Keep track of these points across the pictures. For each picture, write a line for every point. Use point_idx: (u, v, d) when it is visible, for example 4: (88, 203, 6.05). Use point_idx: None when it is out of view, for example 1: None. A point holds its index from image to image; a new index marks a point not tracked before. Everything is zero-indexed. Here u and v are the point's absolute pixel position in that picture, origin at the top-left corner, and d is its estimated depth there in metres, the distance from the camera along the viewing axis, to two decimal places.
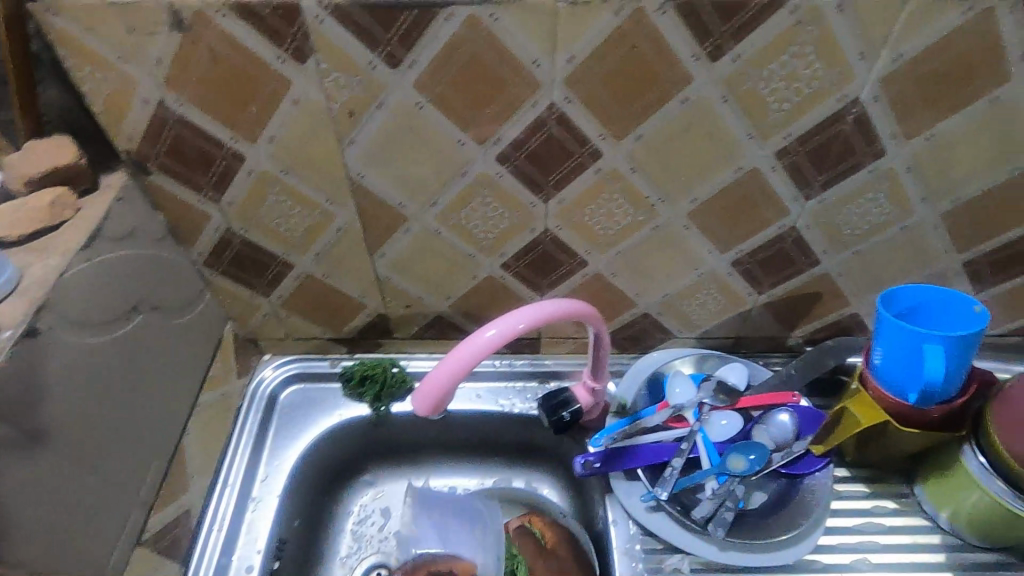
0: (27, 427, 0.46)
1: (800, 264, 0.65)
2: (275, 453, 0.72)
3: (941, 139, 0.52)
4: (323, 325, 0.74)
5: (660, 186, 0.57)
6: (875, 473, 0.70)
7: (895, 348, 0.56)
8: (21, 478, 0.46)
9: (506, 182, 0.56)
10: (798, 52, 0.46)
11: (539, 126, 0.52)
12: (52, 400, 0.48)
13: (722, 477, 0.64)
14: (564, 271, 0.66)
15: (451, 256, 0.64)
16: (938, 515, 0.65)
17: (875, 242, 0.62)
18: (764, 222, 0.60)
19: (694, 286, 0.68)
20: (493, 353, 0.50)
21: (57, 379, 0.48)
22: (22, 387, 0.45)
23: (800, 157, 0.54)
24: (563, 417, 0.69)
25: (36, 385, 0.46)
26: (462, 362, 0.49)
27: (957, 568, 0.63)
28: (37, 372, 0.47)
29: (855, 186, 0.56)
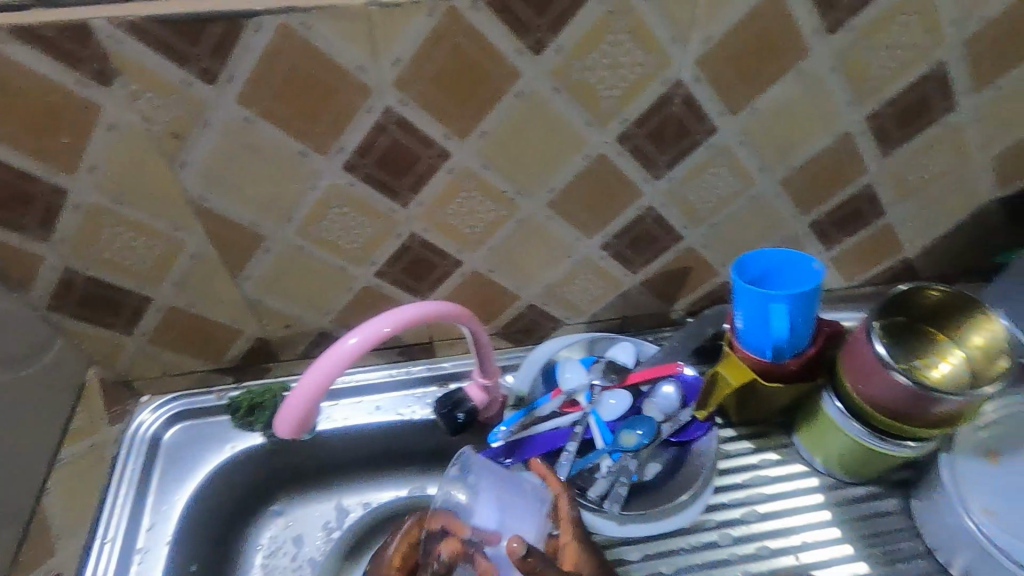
0: None
1: (665, 241, 0.68)
2: (161, 498, 0.68)
3: (763, 112, 0.56)
4: (201, 357, 0.71)
5: (515, 180, 0.58)
6: (759, 428, 0.74)
7: (750, 312, 0.59)
8: None
9: (360, 190, 0.55)
10: (614, 40, 0.48)
11: (379, 132, 0.51)
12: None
13: (615, 455, 0.67)
14: (440, 273, 0.66)
15: (321, 270, 0.63)
16: (814, 460, 0.70)
17: (728, 213, 0.66)
18: (623, 205, 0.62)
19: (572, 273, 0.70)
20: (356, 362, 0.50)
21: None
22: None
23: (641, 140, 0.56)
24: (458, 417, 0.69)
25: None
26: (319, 379, 0.50)
27: (835, 505, 0.68)
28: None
29: (697, 162, 0.59)
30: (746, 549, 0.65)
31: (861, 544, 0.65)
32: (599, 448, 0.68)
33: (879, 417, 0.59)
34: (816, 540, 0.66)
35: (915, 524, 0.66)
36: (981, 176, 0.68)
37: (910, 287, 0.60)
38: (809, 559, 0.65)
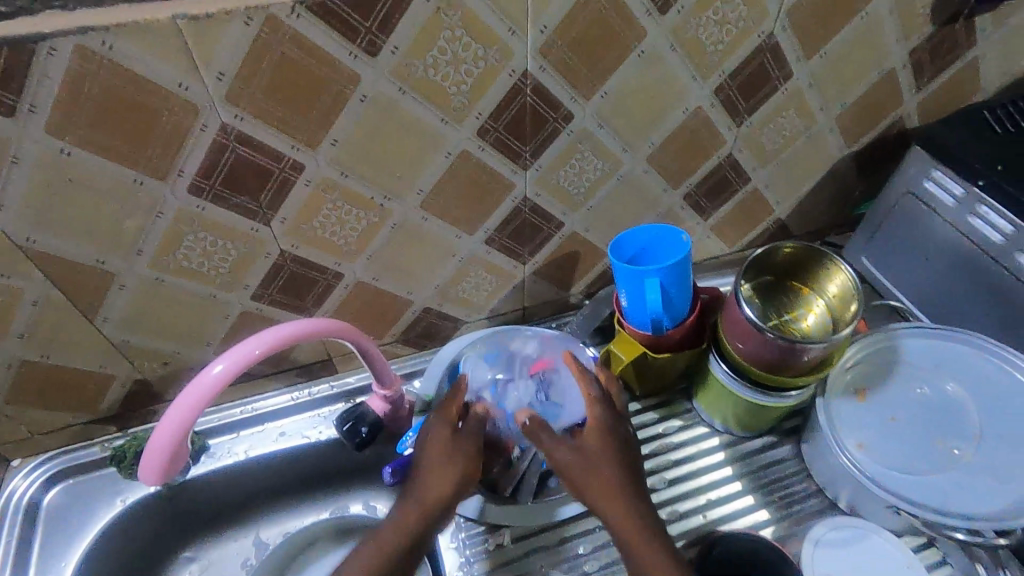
0: None
1: (547, 229, 0.69)
2: (47, 568, 0.63)
3: (614, 94, 0.58)
4: (72, 409, 0.65)
5: (380, 185, 0.57)
6: (662, 398, 0.77)
7: (630, 291, 0.61)
8: None
9: (213, 213, 0.53)
10: (450, 35, 0.48)
11: (220, 150, 0.49)
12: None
13: (524, 446, 0.69)
14: (322, 287, 0.64)
15: (190, 300, 0.59)
16: (713, 420, 0.73)
17: (601, 195, 0.68)
18: (496, 198, 0.63)
19: (460, 270, 0.69)
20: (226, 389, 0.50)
21: None
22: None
23: (500, 133, 0.57)
24: (361, 433, 0.67)
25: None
26: (170, 435, 0.51)
27: (736, 460, 0.72)
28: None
29: (560, 148, 0.61)
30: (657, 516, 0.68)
31: (760, 493, 0.69)
32: (507, 440, 0.69)
33: (759, 372, 0.63)
34: (720, 496, 0.69)
35: (806, 466, 0.70)
36: (826, 135, 0.73)
37: (767, 250, 0.63)
38: (715, 516, 0.68)
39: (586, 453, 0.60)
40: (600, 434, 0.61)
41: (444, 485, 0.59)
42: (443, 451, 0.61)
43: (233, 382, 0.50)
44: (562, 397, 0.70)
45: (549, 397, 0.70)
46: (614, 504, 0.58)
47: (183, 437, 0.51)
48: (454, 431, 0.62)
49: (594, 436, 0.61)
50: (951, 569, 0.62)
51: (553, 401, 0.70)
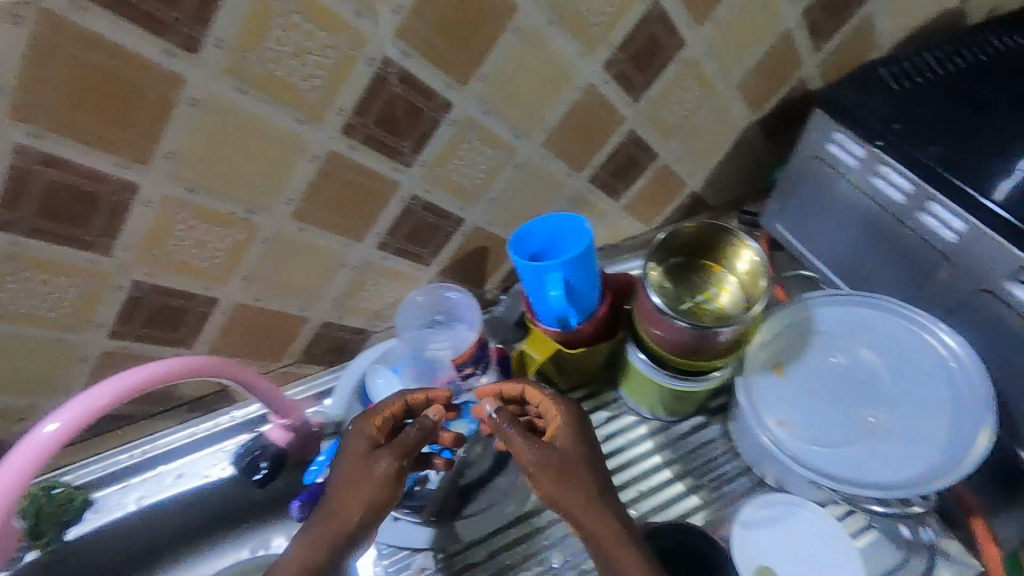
0: None
1: (446, 227, 0.64)
2: None
3: (494, 76, 0.53)
4: None
5: (238, 199, 0.50)
6: (588, 390, 0.74)
7: (535, 288, 0.57)
8: None
9: (33, 249, 0.45)
10: (286, 22, 0.41)
11: (22, 176, 0.41)
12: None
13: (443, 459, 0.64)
14: (195, 316, 0.57)
15: (31, 347, 0.52)
16: (640, 408, 0.71)
17: (500, 186, 0.63)
18: (381, 200, 0.57)
19: (356, 280, 0.64)
20: (60, 448, 0.47)
21: None
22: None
23: (370, 129, 0.51)
24: (262, 471, 0.63)
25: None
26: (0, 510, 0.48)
27: (665, 447, 0.70)
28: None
29: (444, 140, 0.55)
30: None
31: (690, 479, 0.68)
32: None
33: (677, 358, 0.61)
34: (650, 486, 0.68)
35: (733, 445, 0.69)
36: (730, 104, 0.71)
37: (670, 230, 0.61)
38: (645, 508, 0.67)
39: (542, 454, 0.53)
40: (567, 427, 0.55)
41: (366, 493, 0.50)
42: (360, 463, 0.52)
43: (67, 441, 0.47)
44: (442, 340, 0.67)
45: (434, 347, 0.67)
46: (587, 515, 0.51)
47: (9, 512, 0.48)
48: (381, 445, 0.53)
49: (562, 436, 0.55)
50: (876, 532, 0.62)
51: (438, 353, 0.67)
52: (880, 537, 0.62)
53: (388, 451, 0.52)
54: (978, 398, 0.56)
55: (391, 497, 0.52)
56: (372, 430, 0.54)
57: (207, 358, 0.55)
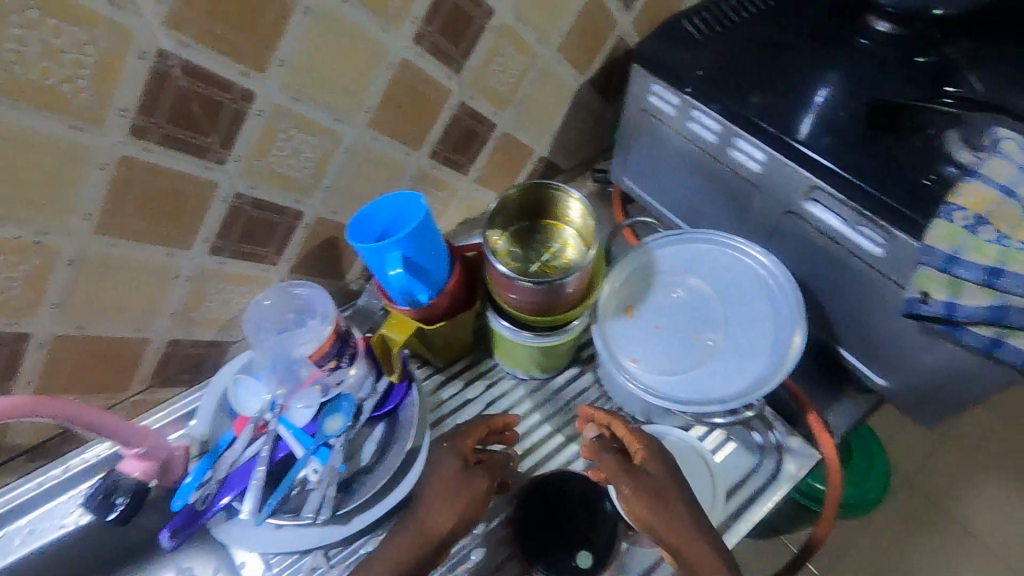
0: None
1: (285, 222, 0.62)
2: None
3: (293, 61, 0.51)
4: None
5: (25, 220, 0.46)
6: (465, 363, 0.75)
7: (379, 269, 0.57)
8: None
9: None
10: (25, 19, 0.39)
11: None
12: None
13: (321, 456, 0.62)
14: (7, 355, 0.52)
15: None
16: (516, 371, 0.73)
17: (334, 172, 0.62)
18: (200, 202, 0.54)
19: (195, 291, 0.60)
20: None
21: None
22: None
23: (164, 128, 0.48)
24: (117, 502, 0.57)
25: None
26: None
27: (543, 402, 0.73)
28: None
29: (257, 132, 0.53)
30: None
31: (569, 429, 0.71)
32: (301, 457, 0.62)
33: (535, 316, 0.63)
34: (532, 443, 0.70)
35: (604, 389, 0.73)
36: (556, 67, 0.73)
37: (501, 198, 0.63)
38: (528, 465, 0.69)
39: (649, 479, 0.58)
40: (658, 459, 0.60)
41: (445, 512, 0.57)
42: (458, 476, 0.59)
43: None
44: (294, 343, 0.64)
45: (289, 350, 0.64)
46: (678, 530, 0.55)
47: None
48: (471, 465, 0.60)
49: (653, 462, 0.60)
50: (735, 443, 0.68)
51: (292, 355, 0.64)
52: (738, 447, 0.68)
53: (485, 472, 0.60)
54: (790, 305, 0.63)
55: (469, 516, 0.58)
56: (466, 448, 0.61)
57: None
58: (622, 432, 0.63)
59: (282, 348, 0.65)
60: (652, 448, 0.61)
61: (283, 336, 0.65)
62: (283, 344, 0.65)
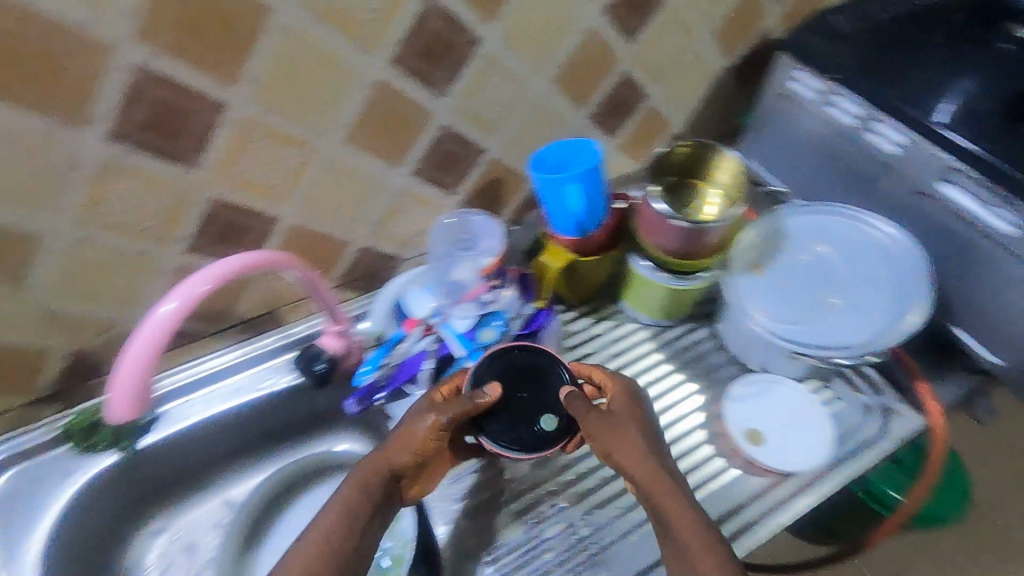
0: None
1: (468, 157, 0.73)
2: (11, 550, 0.63)
3: (513, 16, 0.62)
4: (10, 391, 0.64)
5: (303, 122, 0.58)
6: (592, 304, 0.84)
7: (553, 201, 0.67)
8: None
9: (136, 161, 0.52)
10: None
11: (138, 94, 0.49)
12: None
13: (477, 357, 0.73)
14: (258, 234, 0.65)
15: (122, 260, 0.59)
16: (639, 316, 0.82)
17: (515, 119, 0.73)
18: (418, 127, 0.66)
19: (391, 206, 0.72)
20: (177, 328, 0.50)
21: None
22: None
23: (412, 60, 0.60)
24: (317, 369, 0.71)
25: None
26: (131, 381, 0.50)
27: (661, 347, 0.81)
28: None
29: (471, 73, 0.65)
30: None
31: (686, 371, 0.79)
32: (460, 357, 0.72)
33: (673, 261, 0.72)
34: (653, 378, 0.78)
35: (719, 341, 0.81)
36: (707, 48, 0.82)
37: (663, 152, 0.72)
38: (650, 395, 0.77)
39: (614, 419, 0.60)
40: (623, 396, 0.63)
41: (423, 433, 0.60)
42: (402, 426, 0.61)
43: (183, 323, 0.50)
44: (464, 267, 0.77)
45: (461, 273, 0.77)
46: (646, 465, 0.57)
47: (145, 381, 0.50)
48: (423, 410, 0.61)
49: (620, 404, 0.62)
50: (842, 402, 0.74)
51: (461, 277, 0.77)
52: (846, 407, 0.74)
53: (451, 411, 0.60)
54: (914, 271, 0.69)
55: (428, 449, 0.60)
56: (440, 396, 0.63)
57: (270, 253, 0.57)
58: (598, 376, 0.66)
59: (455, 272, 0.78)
60: (625, 390, 0.64)
61: (454, 264, 0.78)
62: (456, 268, 0.78)
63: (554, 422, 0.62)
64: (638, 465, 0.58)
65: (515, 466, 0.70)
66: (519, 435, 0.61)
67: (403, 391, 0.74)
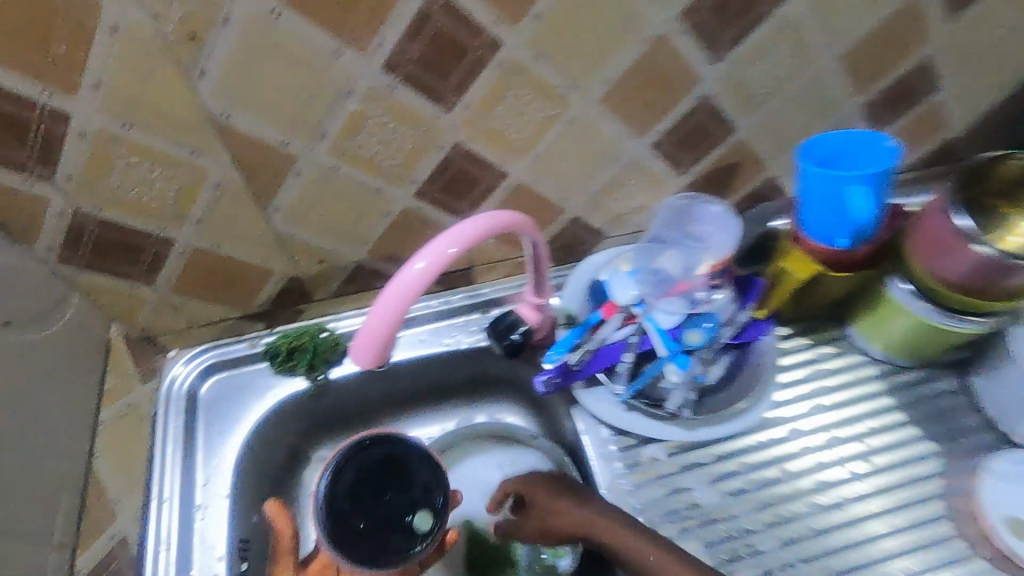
0: None
1: (717, 135, 0.64)
2: (210, 452, 0.65)
3: None
4: (230, 303, 0.66)
5: (567, 73, 0.52)
6: (811, 324, 0.72)
7: (818, 198, 0.57)
8: None
9: (400, 95, 0.49)
10: None
11: (423, 23, 0.45)
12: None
13: (682, 364, 0.63)
14: (483, 188, 0.61)
15: (357, 194, 0.57)
16: (871, 348, 0.69)
17: (783, 98, 0.62)
18: (678, 94, 0.57)
19: (618, 178, 0.65)
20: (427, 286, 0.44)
21: None
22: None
23: (703, 15, 0.51)
24: (513, 340, 0.66)
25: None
26: (385, 319, 0.44)
27: (894, 390, 0.68)
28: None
29: (759, 37, 0.55)
30: (817, 441, 0.65)
31: (925, 426, 0.66)
32: (661, 357, 0.63)
33: (955, 297, 0.57)
34: (882, 427, 0.66)
35: (973, 399, 0.66)
36: None
37: (993, 156, 0.58)
38: (877, 445, 0.65)
39: (540, 506, 0.61)
40: (549, 486, 0.62)
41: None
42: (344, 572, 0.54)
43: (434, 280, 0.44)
44: (680, 255, 0.65)
45: (674, 260, 0.65)
46: (575, 514, 0.59)
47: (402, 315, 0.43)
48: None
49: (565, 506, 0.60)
50: None
51: (675, 266, 0.65)
52: None
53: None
54: None
55: None
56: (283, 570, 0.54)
57: (509, 213, 0.50)
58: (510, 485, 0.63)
59: (665, 259, 0.65)
60: (530, 481, 0.63)
61: (661, 250, 0.67)
62: (667, 255, 0.65)
63: (430, 523, 0.50)
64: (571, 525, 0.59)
65: (710, 489, 0.62)
66: (369, 547, 0.49)
67: (592, 380, 0.67)
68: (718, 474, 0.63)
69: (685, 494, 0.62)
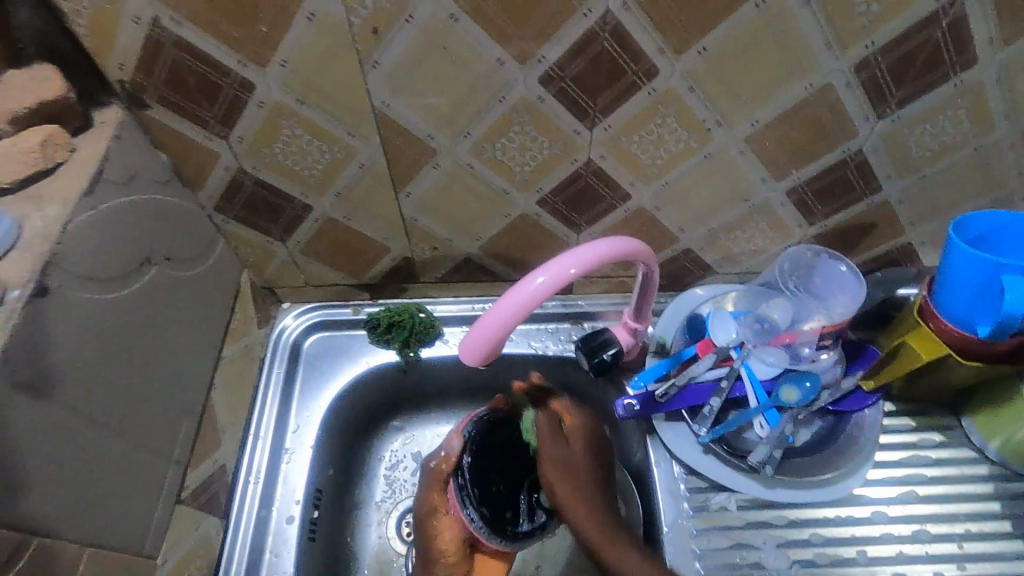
0: (105, 350, 0.48)
1: (860, 192, 0.60)
2: (303, 405, 0.70)
3: None
4: (345, 270, 0.70)
5: (719, 108, 0.51)
6: (923, 405, 0.67)
7: (964, 276, 0.52)
8: (80, 420, 0.45)
9: (549, 107, 0.50)
10: None
11: (588, 42, 0.45)
12: (51, 354, 0.42)
13: (772, 418, 0.61)
14: (605, 206, 0.61)
15: (485, 193, 0.59)
16: (987, 445, 0.63)
17: (943, 165, 0.57)
18: (830, 145, 0.55)
19: (743, 218, 0.63)
20: (541, 303, 0.44)
21: (95, 325, 0.46)
22: (59, 347, 0.43)
23: (880, 70, 0.48)
24: (604, 358, 0.63)
25: (73, 341, 0.44)
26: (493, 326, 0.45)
27: (1006, 498, 0.62)
28: (69, 330, 0.44)
29: (934, 101, 0.51)
30: (903, 530, 0.61)
31: None
32: (751, 407, 0.62)
33: None
34: (983, 532, 0.60)
35: None
36: None
37: None
38: (972, 551, 0.60)
39: (572, 454, 0.60)
40: (589, 456, 0.61)
41: (454, 531, 0.59)
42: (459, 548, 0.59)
43: (548, 298, 0.44)
44: (791, 305, 0.63)
45: (785, 309, 0.63)
46: (585, 520, 0.57)
47: (509, 331, 0.45)
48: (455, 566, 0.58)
49: (579, 445, 0.61)
50: None
51: (782, 316, 0.63)
52: None
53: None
54: None
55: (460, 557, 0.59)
56: (447, 543, 0.59)
57: (627, 238, 0.50)
58: (575, 441, 0.61)
59: (775, 308, 0.64)
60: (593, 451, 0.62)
61: (771, 297, 0.65)
62: (778, 304, 0.64)
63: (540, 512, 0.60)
64: (565, 483, 0.58)
65: (775, 552, 0.60)
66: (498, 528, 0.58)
67: (674, 414, 0.66)
68: (786, 539, 0.61)
69: (748, 551, 0.60)
